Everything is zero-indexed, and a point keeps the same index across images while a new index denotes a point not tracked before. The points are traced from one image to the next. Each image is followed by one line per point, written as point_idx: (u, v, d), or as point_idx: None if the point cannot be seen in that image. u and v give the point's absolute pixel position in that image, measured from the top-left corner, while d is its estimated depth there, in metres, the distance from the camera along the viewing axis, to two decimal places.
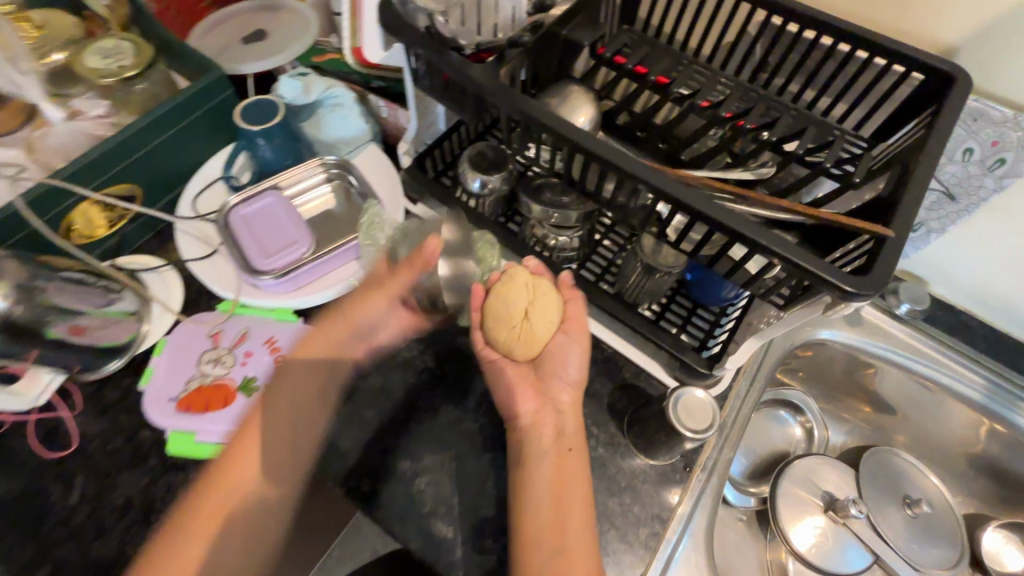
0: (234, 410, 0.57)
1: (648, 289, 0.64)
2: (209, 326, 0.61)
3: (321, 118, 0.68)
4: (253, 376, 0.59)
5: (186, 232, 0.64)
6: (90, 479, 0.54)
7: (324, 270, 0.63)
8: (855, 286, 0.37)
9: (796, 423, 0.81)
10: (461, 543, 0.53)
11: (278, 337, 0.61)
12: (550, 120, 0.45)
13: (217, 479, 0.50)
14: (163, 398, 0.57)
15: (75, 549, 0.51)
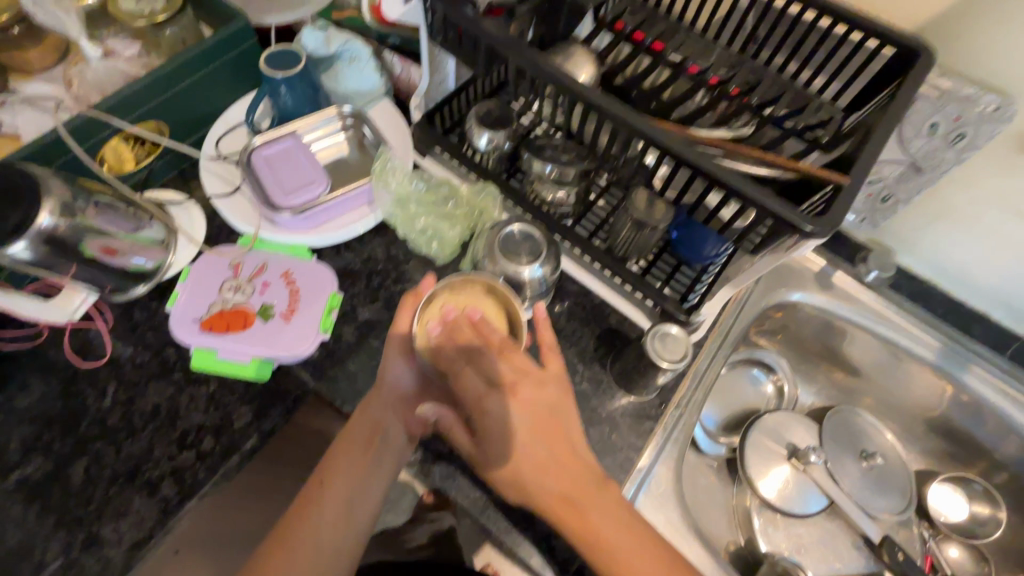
0: (252, 332, 0.62)
1: (635, 244, 0.68)
2: (230, 257, 0.66)
3: (338, 70, 0.72)
4: (271, 304, 0.64)
5: (209, 170, 0.69)
6: (120, 386, 0.60)
7: (339, 211, 0.68)
8: (813, 225, 0.43)
9: (768, 381, 0.87)
10: (455, 457, 0.59)
11: (294, 271, 0.66)
12: (555, 73, 0.50)
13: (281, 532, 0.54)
14: (188, 318, 0.62)
15: (108, 446, 0.57)
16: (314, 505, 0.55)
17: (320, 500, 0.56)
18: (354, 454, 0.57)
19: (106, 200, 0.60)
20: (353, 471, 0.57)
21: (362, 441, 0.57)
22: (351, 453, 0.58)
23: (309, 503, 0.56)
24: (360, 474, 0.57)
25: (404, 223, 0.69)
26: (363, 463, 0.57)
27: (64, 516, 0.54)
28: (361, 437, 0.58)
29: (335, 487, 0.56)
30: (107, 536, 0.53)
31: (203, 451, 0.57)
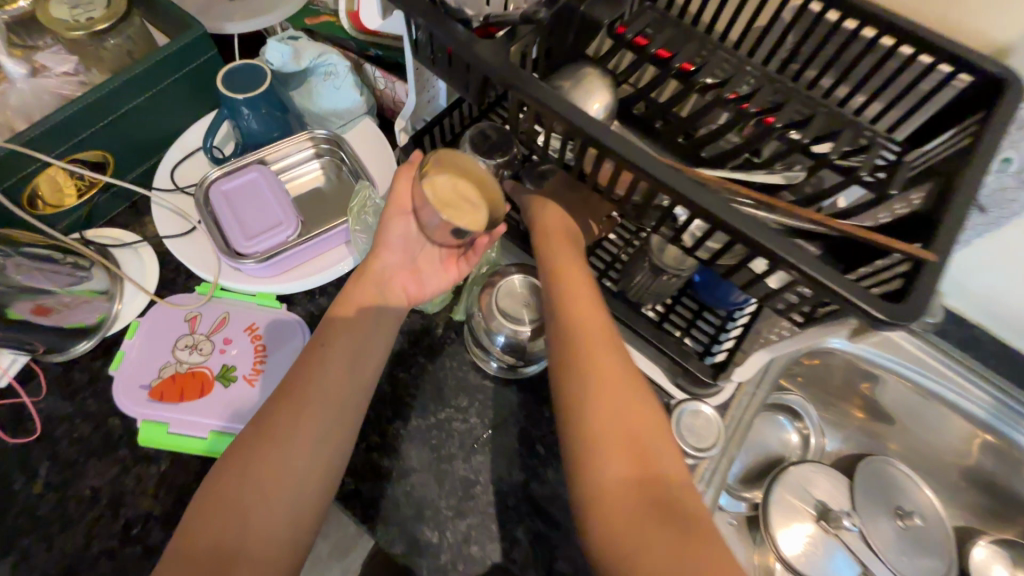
0: (210, 400, 0.53)
1: (654, 289, 0.60)
2: (186, 308, 0.57)
3: (313, 87, 0.63)
4: (232, 364, 0.55)
5: (162, 206, 0.60)
6: (56, 467, 0.51)
7: (313, 253, 0.59)
8: (888, 314, 0.34)
9: (793, 429, 0.79)
10: (446, 548, 0.51)
11: (260, 324, 0.57)
12: (565, 109, 0.40)
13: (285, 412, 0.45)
14: (135, 385, 0.53)
15: (40, 541, 0.49)
16: (300, 412, 0.45)
17: (303, 413, 0.45)
18: (348, 347, 0.50)
19: (36, 248, 0.52)
20: (344, 376, 0.48)
21: (357, 328, 0.51)
22: (345, 344, 0.50)
23: (293, 408, 0.45)
24: (342, 391, 0.47)
25: None
26: (360, 368, 0.49)
27: None
28: (355, 336, 0.50)
29: (341, 357, 0.49)
30: None
31: (152, 545, 0.49)
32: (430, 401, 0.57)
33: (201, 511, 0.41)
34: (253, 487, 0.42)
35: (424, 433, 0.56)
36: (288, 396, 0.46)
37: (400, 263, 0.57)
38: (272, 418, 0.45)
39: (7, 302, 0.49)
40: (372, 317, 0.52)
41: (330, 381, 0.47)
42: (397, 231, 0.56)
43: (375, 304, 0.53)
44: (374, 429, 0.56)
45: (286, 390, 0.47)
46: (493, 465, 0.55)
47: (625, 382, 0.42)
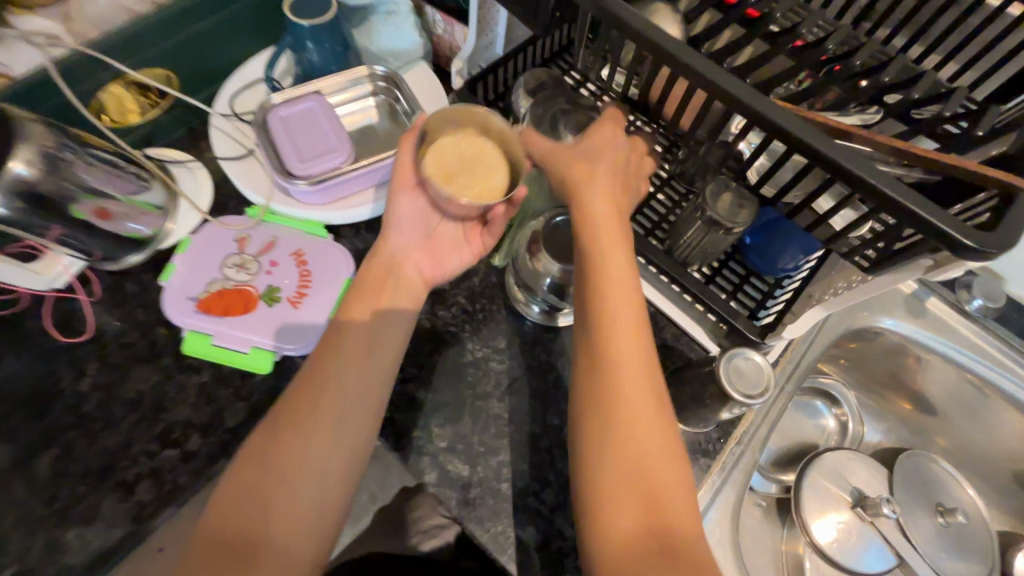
0: (255, 317, 0.54)
1: (702, 248, 0.59)
2: (236, 229, 0.58)
3: (373, 26, 0.64)
4: (278, 286, 0.56)
5: (220, 129, 0.61)
6: (102, 369, 0.52)
7: (361, 186, 0.60)
8: (977, 241, 0.33)
9: (830, 415, 0.76)
10: (477, 483, 0.51)
11: (307, 251, 0.58)
12: (639, 27, 0.40)
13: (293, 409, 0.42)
14: (184, 296, 0.54)
15: (83, 436, 0.50)
16: (320, 411, 0.42)
17: (325, 403, 0.42)
18: (371, 331, 0.46)
19: (104, 155, 0.54)
20: (365, 363, 0.45)
21: (378, 310, 0.47)
22: (365, 330, 0.46)
23: (314, 397, 0.42)
24: (361, 387, 0.44)
25: None
26: (379, 355, 0.46)
27: (26, 515, 0.47)
28: (379, 324, 0.47)
29: (356, 348, 0.45)
30: (75, 541, 0.46)
31: (190, 450, 0.50)
32: (468, 340, 0.57)
33: (216, 508, 0.39)
34: (270, 484, 0.39)
35: (460, 370, 0.56)
36: (307, 383, 0.43)
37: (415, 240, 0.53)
38: (292, 406, 0.42)
39: (70, 197, 0.49)
40: (394, 296, 0.49)
41: (344, 373, 0.44)
42: (404, 205, 0.52)
43: (391, 281, 0.50)
44: (411, 362, 0.55)
45: (306, 373, 0.44)
46: (528, 407, 0.54)
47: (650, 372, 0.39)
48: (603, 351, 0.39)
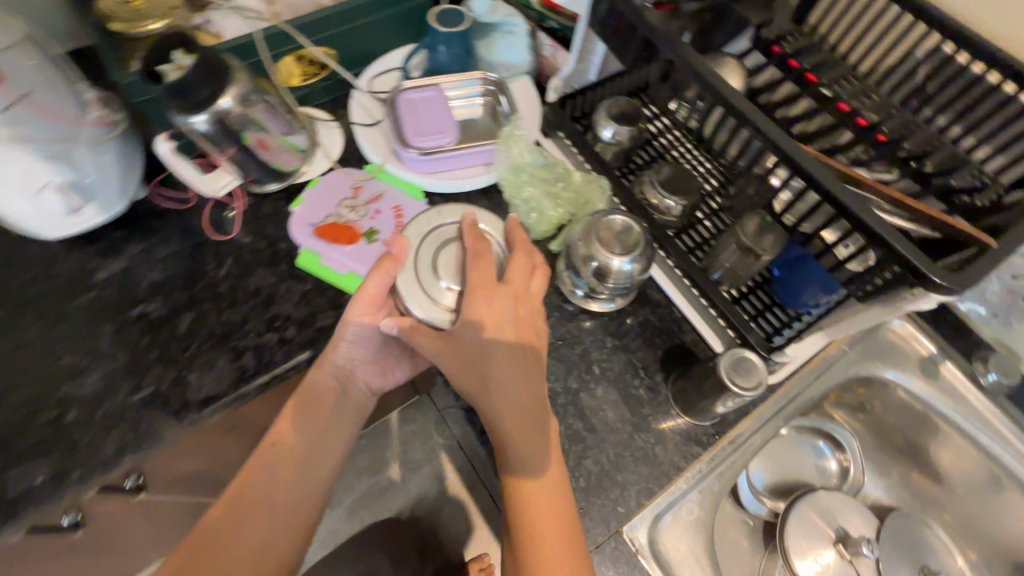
0: (355, 248, 0.68)
1: (734, 270, 0.67)
2: (354, 180, 0.72)
3: (494, 40, 0.78)
4: (377, 230, 0.69)
5: (359, 102, 0.76)
6: (236, 263, 0.68)
7: (457, 164, 0.72)
8: (944, 280, 0.41)
9: (832, 457, 0.80)
10: None
11: (403, 208, 0.71)
12: (704, 72, 0.50)
13: (238, 494, 0.57)
14: (306, 221, 0.69)
15: (214, 308, 0.65)
16: (249, 517, 0.56)
17: (257, 503, 0.57)
18: (300, 443, 0.61)
19: (269, 95, 0.66)
20: (292, 465, 0.60)
21: (309, 425, 0.62)
22: (292, 444, 0.60)
23: (250, 501, 0.57)
24: (292, 481, 0.59)
25: (512, 188, 0.71)
26: (305, 458, 0.61)
27: (165, 354, 0.62)
28: (311, 432, 0.62)
29: (297, 440, 0.61)
30: (193, 382, 0.60)
31: (286, 337, 0.64)
32: None
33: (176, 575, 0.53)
34: (220, 563, 0.54)
35: None
36: (246, 490, 0.57)
37: (359, 354, 0.63)
38: (232, 505, 0.56)
39: (239, 127, 0.63)
40: (330, 411, 0.63)
41: (286, 462, 0.60)
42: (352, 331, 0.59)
43: (324, 400, 0.63)
44: None
45: (244, 481, 0.58)
46: (554, 367, 0.64)
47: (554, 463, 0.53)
48: (514, 458, 0.53)
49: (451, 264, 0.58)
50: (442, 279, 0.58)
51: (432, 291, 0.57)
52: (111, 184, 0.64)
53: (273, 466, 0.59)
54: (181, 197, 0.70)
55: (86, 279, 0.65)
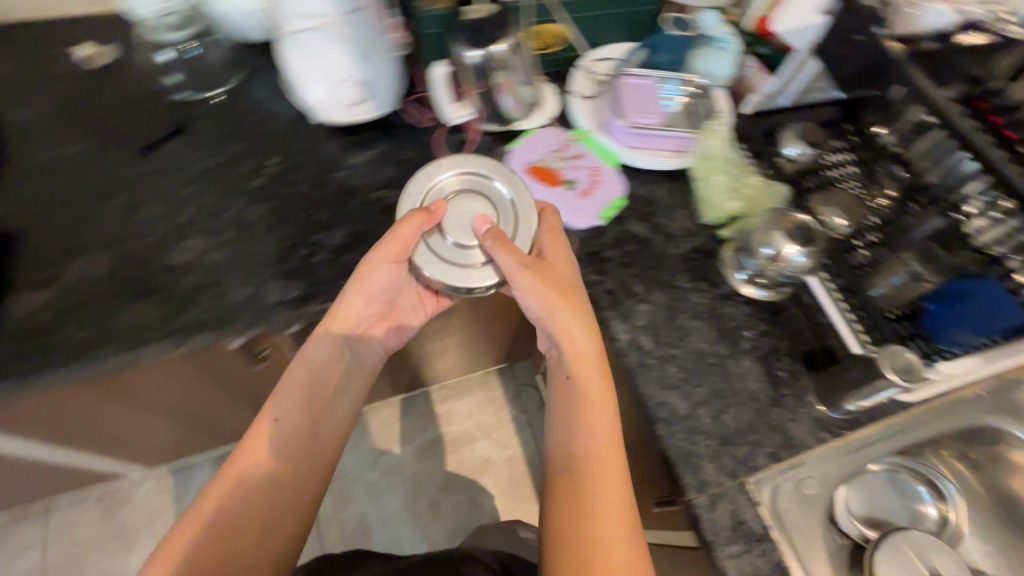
0: (556, 190, 0.79)
1: (893, 293, 0.71)
2: (562, 138, 0.84)
3: (705, 52, 0.87)
4: (576, 180, 0.80)
5: (577, 77, 0.88)
6: None
7: (653, 144, 0.82)
8: None
9: (932, 504, 0.79)
10: (655, 357, 0.69)
11: (600, 169, 0.81)
12: None
13: (241, 470, 0.62)
14: (520, 160, 0.81)
15: None
16: (275, 467, 0.63)
17: (273, 462, 0.62)
18: (294, 416, 0.65)
19: (523, 48, 0.80)
20: (295, 424, 0.65)
21: (298, 394, 0.66)
22: (292, 406, 0.66)
23: (259, 474, 0.62)
24: (303, 442, 0.65)
25: (700, 174, 0.80)
26: (304, 415, 0.66)
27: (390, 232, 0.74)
28: (307, 400, 0.67)
29: (284, 439, 0.64)
30: None
31: None
32: (681, 272, 0.76)
33: (215, 530, 0.58)
34: (250, 519, 0.59)
35: (669, 288, 0.75)
36: (245, 482, 0.61)
37: (358, 313, 0.69)
38: (247, 485, 0.61)
39: (495, 67, 0.78)
40: (323, 390, 0.69)
41: (260, 484, 0.61)
42: (376, 273, 0.65)
43: (316, 372, 0.68)
44: (637, 266, 0.76)
45: (249, 450, 0.63)
46: (707, 332, 0.72)
47: (602, 386, 0.65)
48: (582, 430, 0.63)
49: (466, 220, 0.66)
50: (453, 237, 0.66)
51: (462, 259, 0.66)
52: (376, 91, 0.77)
53: (261, 465, 0.62)
54: (419, 113, 0.84)
55: (338, 161, 0.79)
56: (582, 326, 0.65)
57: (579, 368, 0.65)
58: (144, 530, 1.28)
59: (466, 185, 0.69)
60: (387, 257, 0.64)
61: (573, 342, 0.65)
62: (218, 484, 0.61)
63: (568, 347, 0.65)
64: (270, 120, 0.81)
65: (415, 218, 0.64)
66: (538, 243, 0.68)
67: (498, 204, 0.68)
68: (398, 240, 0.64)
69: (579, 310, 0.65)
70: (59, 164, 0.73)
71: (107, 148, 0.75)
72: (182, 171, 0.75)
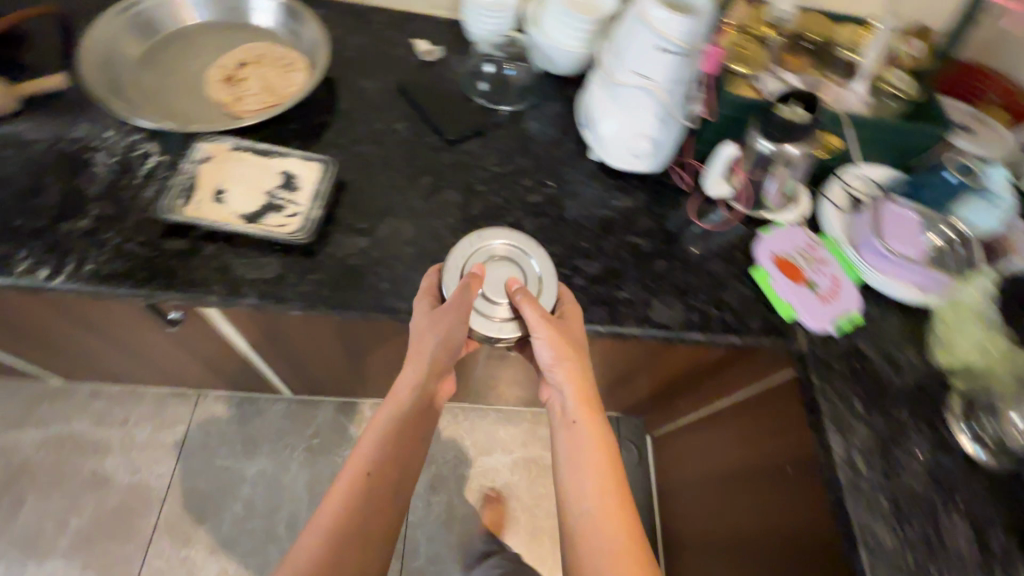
0: (797, 287, 0.81)
1: None
2: (810, 238, 0.85)
3: (976, 202, 0.85)
4: (817, 283, 0.82)
5: (834, 188, 0.91)
6: (705, 246, 0.84)
7: (903, 274, 0.81)
8: None
9: None
10: (867, 482, 0.70)
11: (841, 280, 0.83)
12: None
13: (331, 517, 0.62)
14: (768, 247, 0.84)
15: (680, 267, 0.82)
16: (379, 482, 0.65)
17: (376, 479, 0.65)
18: (405, 432, 0.68)
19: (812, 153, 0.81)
20: (395, 441, 0.67)
21: (408, 420, 0.69)
22: (394, 423, 0.68)
23: (372, 482, 0.65)
24: (402, 456, 0.67)
25: (951, 319, 0.79)
26: (411, 433, 0.69)
27: (641, 278, 0.79)
28: (410, 425, 0.69)
29: (368, 477, 0.65)
30: (654, 309, 0.77)
31: (725, 319, 0.78)
32: (905, 407, 0.76)
33: (329, 534, 0.61)
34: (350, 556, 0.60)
35: (890, 419, 0.75)
36: (360, 489, 0.64)
37: (428, 385, 0.70)
38: (353, 497, 0.64)
39: (778, 163, 0.80)
40: (423, 410, 0.70)
41: (365, 513, 0.63)
42: (432, 343, 0.67)
43: (419, 400, 0.69)
44: (863, 387, 0.77)
45: (357, 464, 0.66)
46: (922, 476, 0.72)
47: (598, 434, 0.68)
48: (589, 486, 0.65)
49: (499, 281, 0.70)
50: (489, 300, 0.69)
51: (494, 318, 0.68)
52: (664, 153, 0.85)
53: (347, 509, 0.63)
54: (678, 180, 0.90)
55: (604, 199, 0.86)
56: (585, 368, 0.71)
57: (578, 411, 0.69)
58: (269, 444, 1.42)
59: (511, 250, 0.72)
60: (450, 305, 0.66)
61: (579, 390, 0.70)
62: (322, 515, 0.63)
63: (570, 379, 0.69)
64: (553, 146, 0.90)
65: (463, 287, 0.67)
66: (557, 306, 0.72)
67: (524, 271, 0.71)
68: (443, 317, 0.66)
69: (585, 376, 0.70)
70: (386, 134, 0.85)
71: (423, 133, 0.87)
72: (477, 169, 0.85)
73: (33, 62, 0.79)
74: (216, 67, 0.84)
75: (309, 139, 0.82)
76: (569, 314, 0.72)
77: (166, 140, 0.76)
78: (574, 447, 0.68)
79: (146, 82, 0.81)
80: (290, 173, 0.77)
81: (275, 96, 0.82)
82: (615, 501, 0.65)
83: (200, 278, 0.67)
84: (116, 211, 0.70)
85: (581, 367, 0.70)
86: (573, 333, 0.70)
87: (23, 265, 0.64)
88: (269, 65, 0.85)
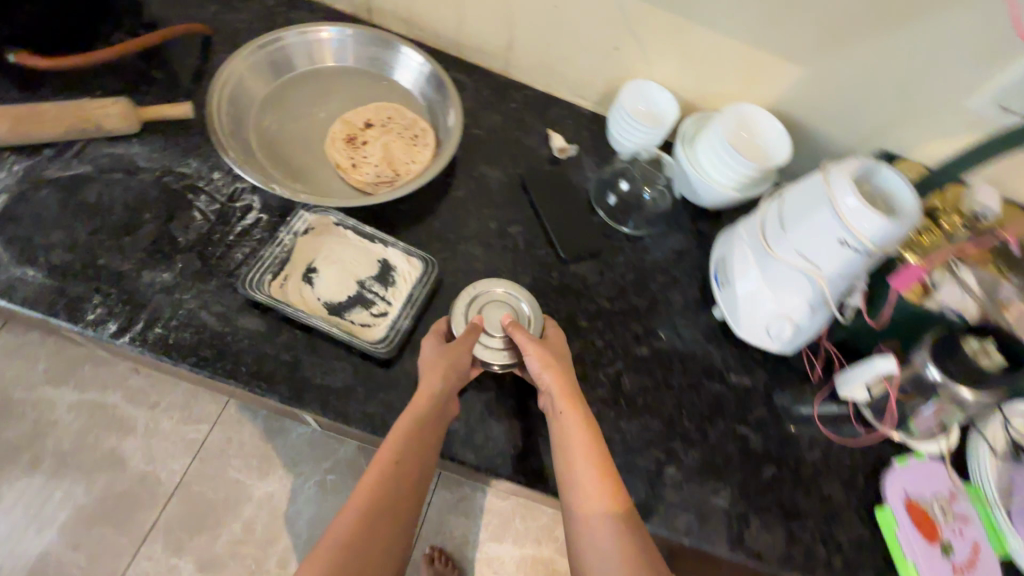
0: (930, 548, 0.66)
1: None
2: (953, 483, 0.70)
3: None
4: (954, 549, 0.66)
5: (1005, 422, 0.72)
6: (822, 458, 0.72)
7: None
8: None
9: None
10: None
11: (982, 550, 0.67)
12: None
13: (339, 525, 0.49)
14: (901, 486, 0.70)
15: (790, 480, 0.69)
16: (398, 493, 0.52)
17: (388, 492, 0.52)
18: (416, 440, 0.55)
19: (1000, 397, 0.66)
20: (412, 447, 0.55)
21: (416, 426, 0.56)
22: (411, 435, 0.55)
23: (385, 499, 0.51)
24: (425, 453, 0.56)
25: None
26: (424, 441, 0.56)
27: (742, 483, 0.68)
28: (430, 427, 0.57)
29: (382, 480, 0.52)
30: (750, 529, 0.65)
31: (830, 562, 0.66)
32: None
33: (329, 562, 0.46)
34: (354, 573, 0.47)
35: None
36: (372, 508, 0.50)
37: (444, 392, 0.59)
38: (364, 520, 0.49)
39: (941, 394, 0.66)
40: (443, 409, 0.59)
41: (379, 519, 0.50)
42: (429, 369, 0.60)
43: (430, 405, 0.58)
44: None
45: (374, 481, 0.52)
46: None
47: (592, 443, 0.56)
48: (578, 497, 0.53)
49: (493, 316, 0.67)
50: (483, 339, 0.65)
51: (485, 346, 0.65)
52: (805, 337, 0.72)
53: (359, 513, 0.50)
54: (807, 363, 0.78)
55: (718, 368, 0.75)
56: (578, 398, 0.59)
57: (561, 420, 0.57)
58: (284, 467, 1.36)
59: (536, 318, 0.67)
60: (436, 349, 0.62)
61: (564, 395, 0.59)
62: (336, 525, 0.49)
63: (554, 391, 0.59)
64: (673, 288, 0.80)
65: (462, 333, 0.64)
66: (544, 331, 0.67)
67: (521, 312, 0.68)
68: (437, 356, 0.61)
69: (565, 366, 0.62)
70: (496, 235, 0.77)
71: (535, 242, 0.78)
72: (585, 299, 0.75)
73: (168, 82, 0.77)
74: (343, 122, 0.78)
75: (416, 224, 0.75)
76: (555, 340, 0.66)
77: (271, 198, 0.71)
78: (563, 450, 0.56)
79: (269, 127, 0.77)
80: (387, 264, 0.69)
81: (395, 171, 0.75)
82: (601, 485, 0.53)
83: (269, 371, 0.61)
84: (203, 270, 0.64)
85: (564, 366, 0.62)
86: (559, 357, 0.63)
87: (95, 314, 0.59)
88: (397, 132, 0.78)
